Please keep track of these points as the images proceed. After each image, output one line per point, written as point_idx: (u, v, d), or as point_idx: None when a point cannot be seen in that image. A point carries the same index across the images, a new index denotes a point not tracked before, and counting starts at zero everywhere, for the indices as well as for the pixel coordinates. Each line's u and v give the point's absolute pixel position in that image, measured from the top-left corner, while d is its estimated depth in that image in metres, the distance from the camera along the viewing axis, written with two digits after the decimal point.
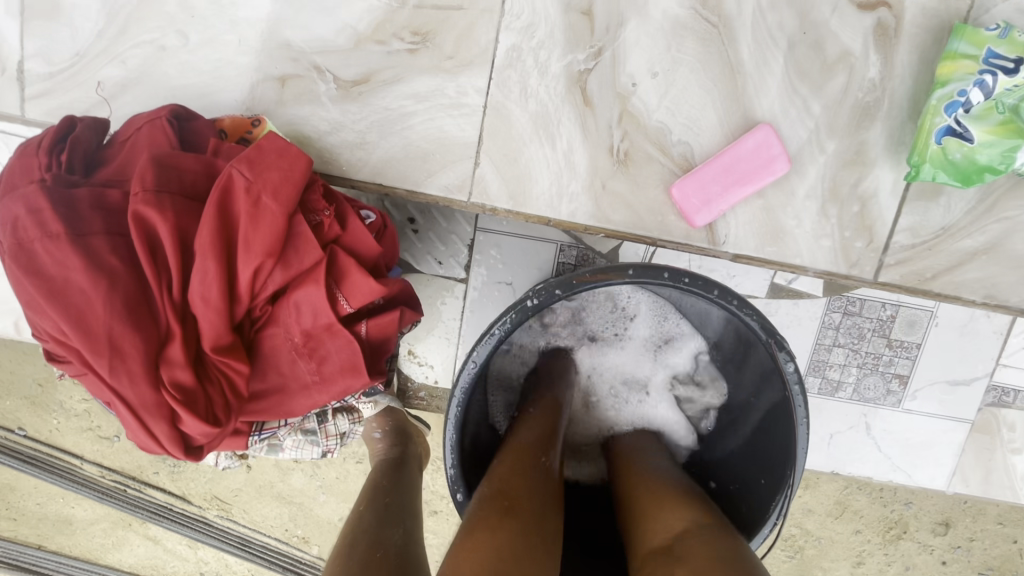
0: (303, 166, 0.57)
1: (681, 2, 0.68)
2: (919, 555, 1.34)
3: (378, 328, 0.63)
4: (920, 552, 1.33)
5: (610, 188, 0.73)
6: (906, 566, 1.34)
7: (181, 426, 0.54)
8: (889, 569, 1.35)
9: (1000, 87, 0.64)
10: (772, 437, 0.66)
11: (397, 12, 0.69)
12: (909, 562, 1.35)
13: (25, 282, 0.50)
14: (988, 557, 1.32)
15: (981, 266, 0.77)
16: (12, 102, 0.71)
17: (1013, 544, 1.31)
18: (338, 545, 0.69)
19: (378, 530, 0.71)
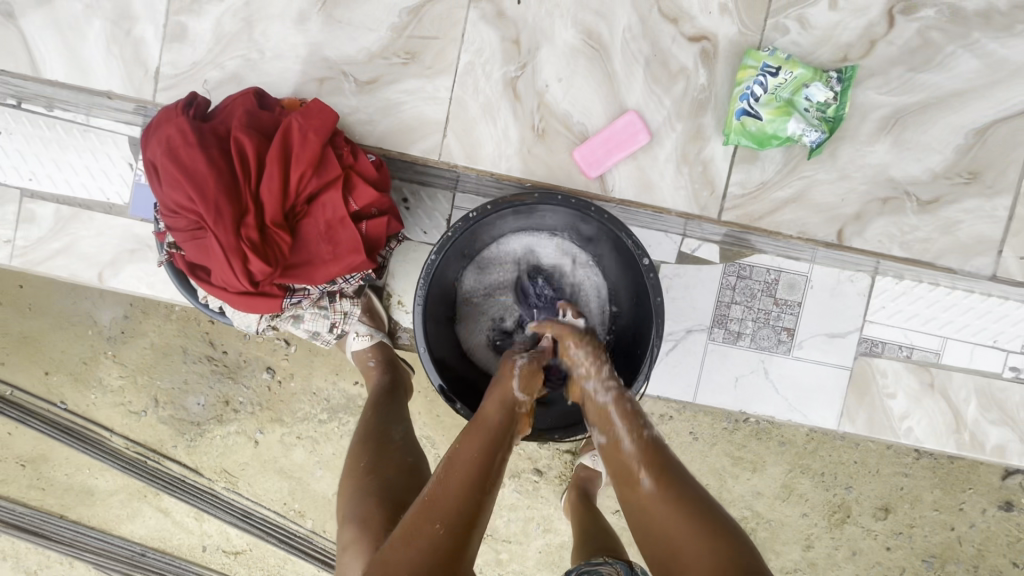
0: (333, 119, 0.94)
1: (575, 36, 1.08)
2: (864, 541, 1.46)
3: (373, 227, 0.97)
4: (865, 537, 1.45)
5: (534, 151, 1.10)
6: (853, 551, 1.46)
7: (249, 267, 0.87)
8: (837, 553, 1.47)
9: (772, 85, 1.04)
10: (643, 321, 1.03)
11: (396, 39, 1.09)
12: (856, 549, 1.46)
13: (170, 171, 0.86)
14: (929, 544, 1.45)
15: (793, 210, 1.12)
16: (147, 92, 1.12)
17: (950, 531, 1.44)
18: (357, 444, 1.04)
19: (385, 428, 1.06)
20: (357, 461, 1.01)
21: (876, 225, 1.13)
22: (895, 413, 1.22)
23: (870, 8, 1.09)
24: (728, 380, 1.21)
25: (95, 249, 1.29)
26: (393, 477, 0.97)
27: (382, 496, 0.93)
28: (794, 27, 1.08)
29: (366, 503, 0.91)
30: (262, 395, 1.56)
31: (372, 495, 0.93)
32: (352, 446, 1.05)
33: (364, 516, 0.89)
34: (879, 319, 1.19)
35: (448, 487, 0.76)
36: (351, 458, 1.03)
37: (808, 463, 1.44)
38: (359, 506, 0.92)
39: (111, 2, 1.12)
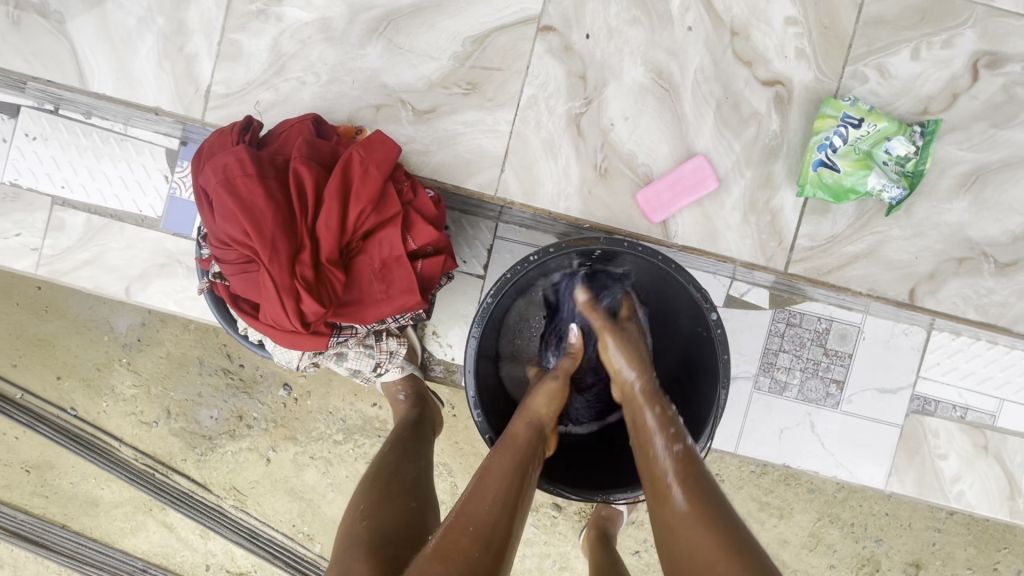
0: (395, 152, 0.89)
1: (644, 74, 1.04)
2: None
3: (429, 266, 0.92)
4: None
5: (594, 192, 1.05)
6: None
7: (301, 307, 0.82)
8: None
9: (853, 136, 0.99)
10: (702, 378, 0.97)
11: (458, 69, 1.05)
12: None
13: (225, 201, 0.81)
14: None
15: (863, 266, 1.07)
16: (197, 110, 1.08)
17: None
18: (364, 482, 0.96)
19: (397, 466, 0.99)
20: (357, 502, 0.92)
21: (950, 285, 1.07)
22: (947, 474, 1.22)
23: (954, 59, 1.04)
24: (772, 432, 1.21)
25: (123, 262, 1.25)
26: (390, 521, 0.86)
27: (374, 546, 0.80)
28: (874, 76, 1.04)
29: (354, 554, 0.79)
30: (276, 412, 1.50)
31: (361, 539, 0.82)
32: (360, 485, 0.97)
33: (348, 566, 0.77)
34: (933, 376, 1.20)
35: (483, 504, 0.72)
36: (355, 498, 0.95)
37: (837, 512, 1.35)
38: (346, 556, 0.79)
39: (165, 16, 1.08)
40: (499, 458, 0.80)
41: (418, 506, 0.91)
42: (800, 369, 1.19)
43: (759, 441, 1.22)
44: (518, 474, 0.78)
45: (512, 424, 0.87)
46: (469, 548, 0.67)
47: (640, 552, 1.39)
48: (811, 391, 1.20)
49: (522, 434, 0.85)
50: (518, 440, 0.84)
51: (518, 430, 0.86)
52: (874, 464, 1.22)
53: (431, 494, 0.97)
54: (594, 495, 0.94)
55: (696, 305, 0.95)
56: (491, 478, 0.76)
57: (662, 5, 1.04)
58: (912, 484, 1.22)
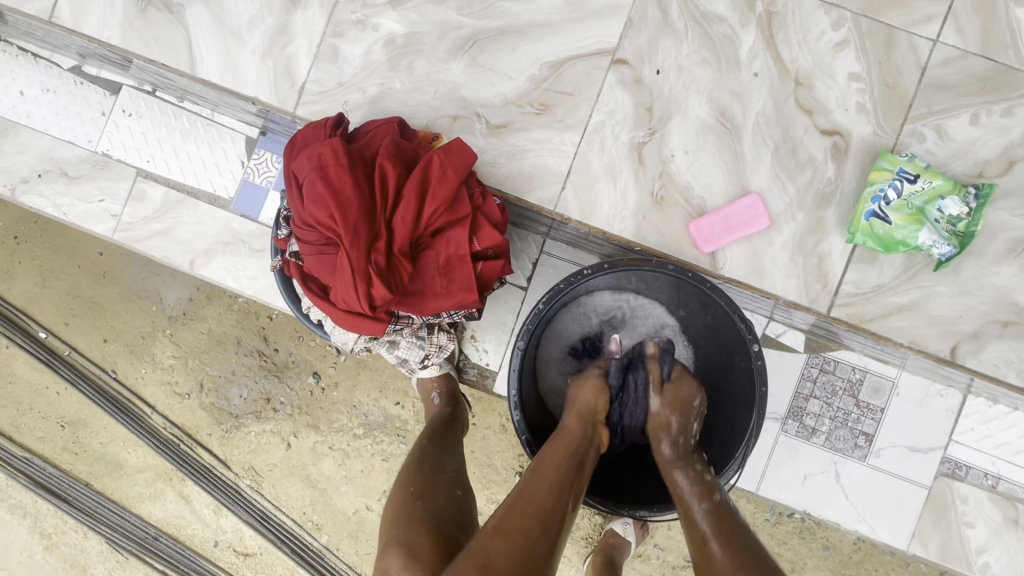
0: (471, 159, 0.96)
1: (708, 112, 1.10)
2: None
3: (489, 268, 0.98)
4: None
5: (649, 218, 1.10)
6: None
7: (371, 291, 0.88)
8: None
9: (907, 191, 1.02)
10: (737, 407, 1.00)
11: (533, 90, 1.12)
12: None
13: (316, 186, 0.88)
14: None
15: (906, 317, 1.09)
16: (289, 103, 1.18)
17: None
18: (409, 468, 1.02)
19: (439, 457, 1.04)
20: (404, 486, 0.98)
21: (992, 347, 1.08)
22: (971, 543, 1.20)
23: (1014, 128, 1.07)
24: (796, 476, 1.22)
25: (192, 236, 1.34)
26: (442, 506, 0.92)
27: (433, 526, 0.87)
28: (932, 136, 1.07)
29: (413, 529, 0.86)
30: (302, 399, 1.56)
31: (416, 518, 0.89)
32: (403, 470, 1.03)
33: (411, 541, 0.84)
34: (965, 440, 1.19)
35: (540, 491, 0.81)
36: (399, 483, 1.00)
37: (851, 572, 1.33)
38: (405, 532, 0.87)
39: (274, 17, 1.19)
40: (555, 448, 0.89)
41: (463, 495, 0.97)
42: (829, 417, 1.20)
43: (781, 484, 1.22)
44: (571, 470, 0.86)
45: (565, 421, 0.95)
46: (528, 530, 0.75)
47: None
48: (839, 440, 1.20)
49: (576, 428, 0.93)
50: (571, 433, 0.92)
51: (570, 424, 0.94)
52: (897, 523, 1.21)
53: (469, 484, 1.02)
54: (621, 508, 0.98)
55: (738, 337, 0.98)
56: (546, 469, 0.84)
57: (733, 50, 1.10)
58: (933, 548, 1.20)
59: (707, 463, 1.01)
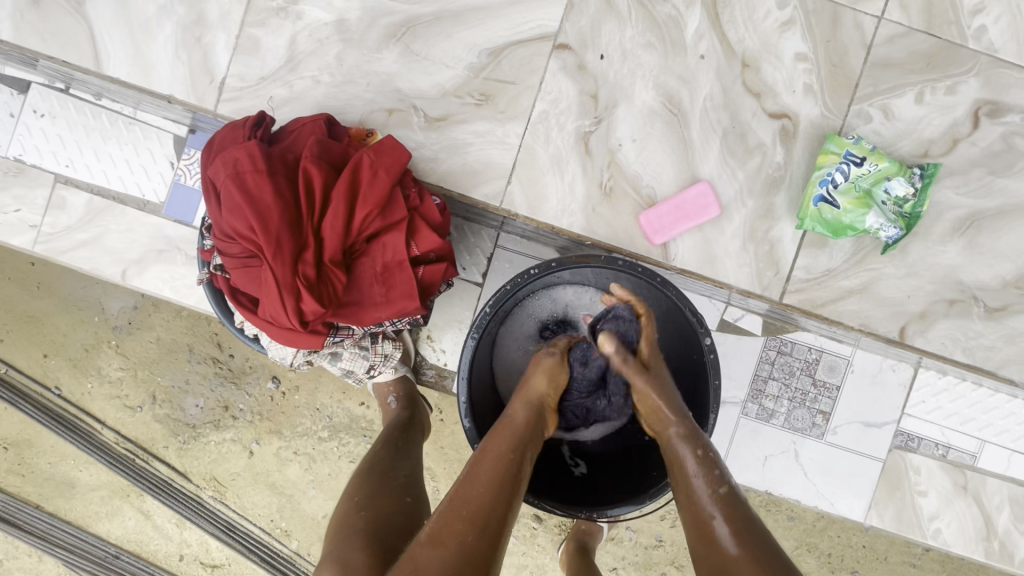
0: (405, 158, 0.90)
1: (655, 98, 1.06)
2: None
3: (430, 273, 0.93)
4: None
5: (598, 210, 1.07)
6: None
7: (301, 305, 0.83)
8: None
9: (854, 174, 1.01)
10: (693, 400, 0.97)
11: (472, 80, 1.06)
12: None
13: (233, 195, 0.82)
14: None
15: (856, 300, 1.08)
16: (210, 100, 1.09)
17: None
18: (358, 476, 0.96)
19: (390, 463, 0.99)
20: (350, 495, 0.93)
21: (939, 326, 1.09)
22: (924, 511, 1.23)
23: (957, 106, 1.06)
24: (757, 458, 1.22)
25: (122, 245, 1.24)
26: (388, 514, 0.87)
27: (374, 538, 0.81)
28: (878, 116, 1.06)
29: (351, 543, 0.80)
30: (263, 405, 1.50)
31: (357, 530, 0.83)
32: (352, 479, 0.97)
33: (346, 557, 0.78)
34: (916, 413, 1.22)
35: (478, 488, 0.72)
36: (347, 491, 0.95)
37: (815, 541, 1.36)
38: (342, 546, 0.80)
39: (186, 6, 1.09)
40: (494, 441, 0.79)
41: (413, 501, 0.93)
42: (787, 398, 1.21)
43: (742, 466, 1.23)
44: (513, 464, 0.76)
45: (511, 409, 0.85)
46: (466, 535, 0.67)
47: (617, 570, 1.39)
48: (797, 420, 1.21)
49: (521, 415, 0.84)
50: (517, 423, 0.82)
51: (517, 411, 0.84)
52: (855, 497, 1.23)
53: (423, 490, 0.98)
54: (579, 511, 0.95)
55: (691, 329, 0.95)
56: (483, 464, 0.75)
57: (677, 32, 1.06)
58: (889, 518, 1.23)
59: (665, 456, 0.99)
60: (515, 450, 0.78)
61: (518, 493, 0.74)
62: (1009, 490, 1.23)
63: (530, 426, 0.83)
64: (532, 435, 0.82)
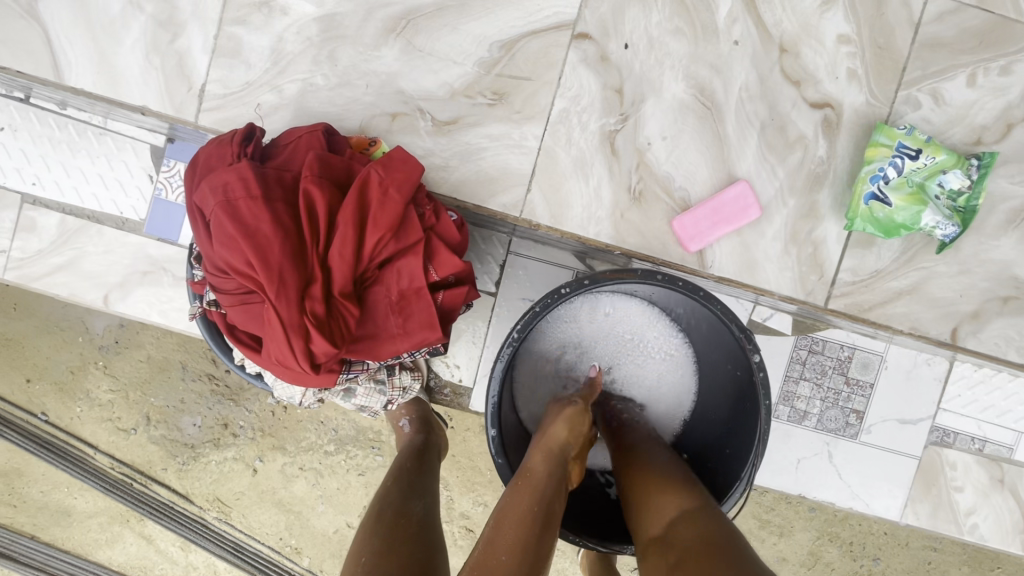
0: (418, 172, 0.80)
1: (685, 90, 0.96)
2: None
3: (451, 298, 0.83)
4: None
5: (627, 217, 0.97)
6: None
7: (310, 346, 0.73)
8: None
9: (908, 168, 0.93)
10: (738, 419, 0.89)
11: (484, 77, 0.95)
12: None
13: (224, 225, 0.71)
14: None
15: (906, 302, 1.01)
16: (189, 111, 0.97)
17: None
18: (363, 529, 0.86)
19: (401, 506, 0.90)
20: (358, 551, 0.82)
21: (994, 326, 1.02)
22: (961, 506, 1.18)
23: (1011, 87, 0.98)
24: (789, 462, 1.16)
25: (102, 268, 1.13)
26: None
27: None
28: (927, 102, 0.97)
29: None
30: (264, 421, 1.41)
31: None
32: (358, 530, 0.87)
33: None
34: (952, 408, 1.16)
35: (501, 554, 0.67)
36: (354, 545, 0.85)
37: (837, 531, 1.32)
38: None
39: (155, 2, 0.96)
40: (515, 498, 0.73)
41: (426, 554, 0.82)
42: (820, 398, 1.14)
43: (773, 471, 1.17)
44: (537, 524, 0.70)
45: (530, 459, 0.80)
46: None
47: (639, 570, 1.34)
48: (830, 421, 1.15)
49: (539, 465, 0.79)
50: (538, 475, 0.77)
51: (536, 463, 0.79)
52: (890, 496, 1.17)
53: (439, 538, 0.89)
54: (622, 547, 0.85)
55: (736, 344, 0.87)
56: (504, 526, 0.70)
57: (708, 15, 0.95)
58: (925, 514, 1.18)
59: (710, 480, 0.91)
60: (538, 502, 0.73)
61: (544, 550, 0.69)
62: None
63: (552, 475, 0.77)
64: (555, 482, 0.77)
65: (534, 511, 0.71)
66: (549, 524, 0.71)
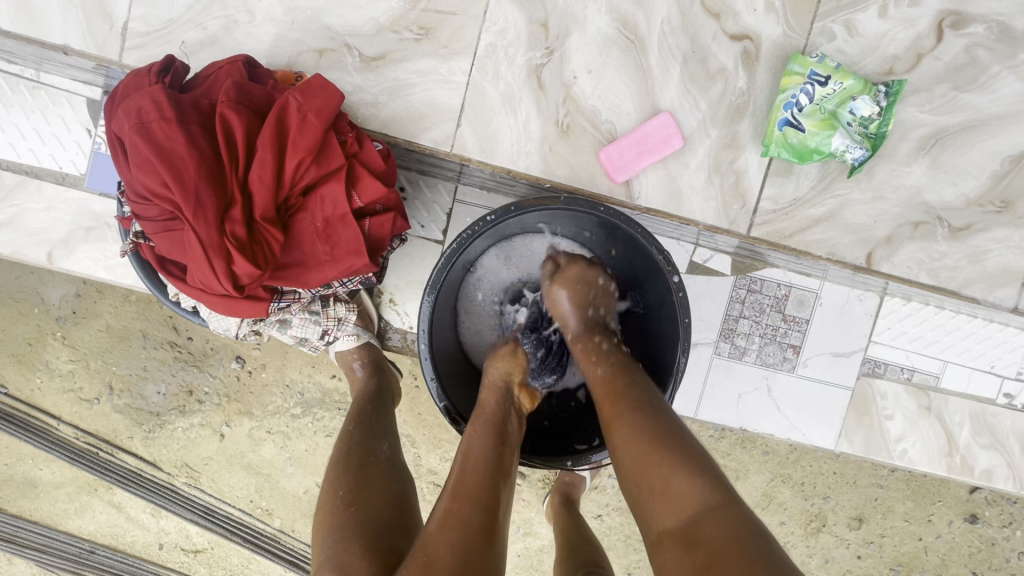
0: (337, 99, 0.81)
1: (609, 24, 0.98)
2: (838, 549, 1.41)
3: (377, 225, 0.85)
4: (838, 546, 1.41)
5: (556, 150, 1.00)
6: (826, 559, 1.41)
7: (233, 268, 0.75)
8: (811, 561, 1.42)
9: (819, 95, 0.97)
10: (661, 343, 0.93)
11: (409, 12, 0.96)
12: (829, 556, 1.42)
13: (139, 149, 0.72)
14: (898, 553, 1.41)
15: (824, 230, 1.07)
16: (115, 51, 0.99)
17: (918, 541, 1.40)
18: (335, 463, 0.89)
19: (367, 444, 0.92)
20: (332, 489, 0.85)
21: (906, 250, 1.08)
22: (891, 433, 1.18)
23: (920, 18, 1.02)
24: (731, 397, 1.16)
25: (43, 225, 1.10)
26: (376, 506, 0.80)
27: (369, 536, 0.74)
28: (841, 33, 1.01)
29: (346, 543, 0.73)
30: (229, 385, 1.41)
31: (350, 530, 0.76)
32: (329, 466, 0.90)
33: (341, 561, 0.71)
34: (883, 340, 1.16)
35: (474, 471, 0.74)
36: (327, 481, 0.87)
37: (789, 471, 1.38)
38: (337, 547, 0.74)
39: None
40: (479, 426, 0.82)
41: (399, 486, 0.86)
42: (759, 335, 1.14)
43: (713, 405, 1.16)
44: (497, 440, 0.80)
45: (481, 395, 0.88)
46: (471, 516, 0.67)
47: (602, 516, 1.40)
48: (768, 356, 1.14)
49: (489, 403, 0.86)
50: (489, 410, 0.85)
51: (485, 398, 0.87)
52: (826, 425, 1.18)
53: (407, 471, 0.92)
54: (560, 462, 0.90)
55: (658, 268, 0.91)
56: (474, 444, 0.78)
57: None
58: (860, 442, 1.18)
59: None
60: (497, 417, 0.84)
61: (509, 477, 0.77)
62: (970, 407, 1.19)
63: (503, 412, 0.85)
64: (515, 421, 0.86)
65: (494, 428, 0.82)
66: (507, 441, 0.81)
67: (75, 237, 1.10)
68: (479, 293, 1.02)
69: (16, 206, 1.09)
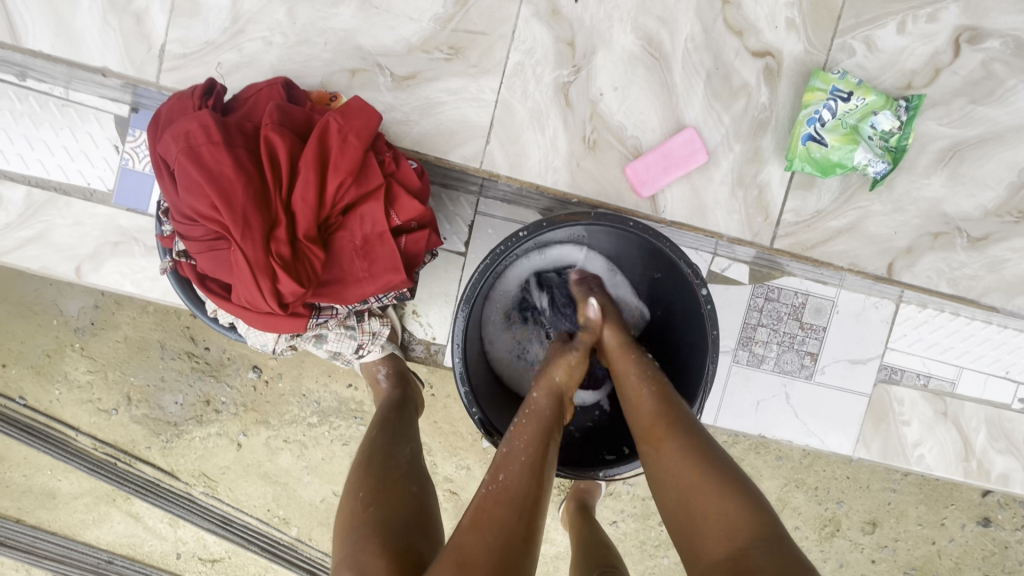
0: (375, 120, 0.83)
1: (634, 42, 1.00)
2: (851, 553, 1.42)
3: (413, 242, 0.87)
4: (851, 550, 1.42)
5: (583, 165, 1.02)
6: (839, 564, 1.42)
7: (277, 286, 0.77)
8: (825, 565, 1.43)
9: (841, 110, 0.99)
10: (688, 354, 0.95)
11: (440, 32, 0.98)
12: (843, 560, 1.43)
13: (188, 171, 0.74)
14: (911, 556, 1.42)
15: (844, 241, 1.09)
16: (149, 71, 1.01)
17: (932, 545, 1.42)
18: (358, 467, 0.90)
19: (389, 450, 0.93)
20: (354, 492, 0.86)
21: (926, 260, 1.10)
22: (908, 439, 1.20)
23: (938, 34, 1.04)
24: (750, 404, 1.18)
25: (72, 240, 1.11)
26: (396, 508, 0.81)
27: (387, 537, 0.75)
28: (862, 49, 1.03)
29: (365, 543, 0.75)
30: (247, 395, 1.43)
31: (368, 532, 0.77)
32: (351, 470, 0.91)
33: (360, 560, 0.72)
34: (899, 347, 1.17)
35: (513, 471, 0.71)
36: (350, 485, 0.89)
37: (803, 476, 1.39)
38: (356, 547, 0.75)
39: None
40: (526, 426, 0.78)
41: (419, 490, 0.87)
42: (777, 343, 1.15)
43: (732, 411, 1.18)
44: (544, 443, 0.76)
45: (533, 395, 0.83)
46: (508, 519, 0.66)
47: (617, 522, 1.40)
48: (785, 364, 1.16)
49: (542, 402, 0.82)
50: (540, 410, 0.81)
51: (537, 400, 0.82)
52: (844, 431, 1.19)
53: (429, 477, 0.92)
54: (588, 472, 0.92)
55: (686, 280, 0.93)
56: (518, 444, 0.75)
57: None
58: (878, 448, 1.19)
59: None
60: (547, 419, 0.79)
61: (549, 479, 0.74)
62: (987, 413, 1.20)
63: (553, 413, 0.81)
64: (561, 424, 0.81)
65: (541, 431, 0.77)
66: (554, 444, 0.77)
67: (105, 251, 1.12)
68: (500, 307, 1.01)
69: (47, 222, 1.11)
